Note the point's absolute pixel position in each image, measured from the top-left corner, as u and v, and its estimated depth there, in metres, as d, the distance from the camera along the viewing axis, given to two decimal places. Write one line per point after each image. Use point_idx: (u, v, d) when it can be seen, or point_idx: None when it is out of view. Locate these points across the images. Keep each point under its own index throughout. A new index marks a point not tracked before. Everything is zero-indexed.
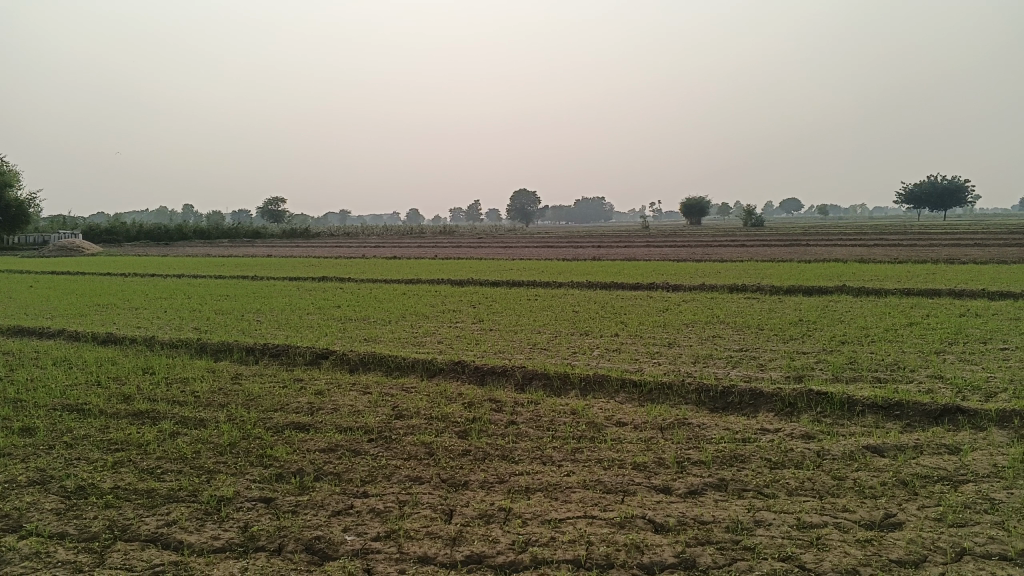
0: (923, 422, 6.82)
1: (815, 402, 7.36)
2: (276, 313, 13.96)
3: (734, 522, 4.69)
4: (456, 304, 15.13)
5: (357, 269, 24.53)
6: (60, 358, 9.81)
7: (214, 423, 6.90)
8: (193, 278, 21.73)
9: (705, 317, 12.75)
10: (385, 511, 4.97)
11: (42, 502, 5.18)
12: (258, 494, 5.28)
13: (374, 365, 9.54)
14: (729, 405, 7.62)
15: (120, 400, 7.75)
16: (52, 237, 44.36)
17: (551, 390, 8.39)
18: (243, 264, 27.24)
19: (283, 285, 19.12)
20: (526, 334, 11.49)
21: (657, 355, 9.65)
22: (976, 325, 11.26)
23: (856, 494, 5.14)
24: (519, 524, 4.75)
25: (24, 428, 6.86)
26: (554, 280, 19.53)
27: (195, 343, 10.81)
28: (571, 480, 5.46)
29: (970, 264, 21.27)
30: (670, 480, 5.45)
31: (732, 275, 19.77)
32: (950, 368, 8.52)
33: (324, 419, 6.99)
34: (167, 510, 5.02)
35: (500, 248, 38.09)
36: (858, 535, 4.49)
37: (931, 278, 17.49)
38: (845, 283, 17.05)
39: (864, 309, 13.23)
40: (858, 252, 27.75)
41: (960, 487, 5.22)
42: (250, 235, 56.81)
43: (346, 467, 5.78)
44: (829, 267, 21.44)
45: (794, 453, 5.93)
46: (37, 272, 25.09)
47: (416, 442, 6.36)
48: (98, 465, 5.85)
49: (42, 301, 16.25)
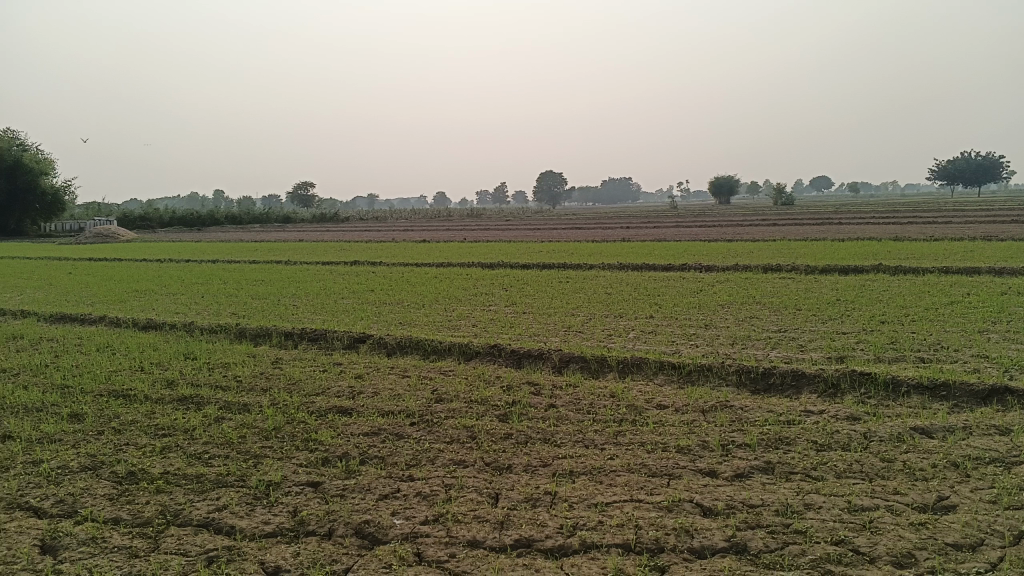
0: (971, 402, 6.71)
1: (859, 382, 7.27)
2: (311, 297, 14.04)
3: (784, 505, 4.65)
4: (489, 287, 15.15)
5: (387, 252, 24.60)
6: (103, 345, 9.95)
7: (257, 407, 6.97)
8: (226, 263, 21.95)
9: (741, 298, 12.65)
10: (431, 495, 5.00)
11: (95, 487, 5.27)
12: (305, 478, 5.33)
13: (411, 349, 9.57)
14: (771, 387, 7.56)
15: (164, 385, 7.85)
16: (87, 224, 45.01)
17: (589, 373, 8.37)
18: (275, 249, 27.44)
19: (316, 270, 19.23)
20: (561, 317, 11.47)
21: (694, 337, 9.59)
22: (1019, 303, 11.05)
23: (907, 477, 5.07)
24: (567, 508, 4.74)
25: (73, 414, 6.98)
26: (585, 262, 19.45)
27: (233, 328, 10.92)
28: (615, 463, 5.45)
29: (1010, 241, 20.89)
30: (716, 463, 5.41)
31: (766, 254, 19.58)
32: (996, 347, 8.37)
33: (366, 403, 7.03)
34: (217, 495, 5.09)
35: (529, 230, 38.00)
36: (911, 519, 4.43)
37: (970, 256, 17.19)
38: (881, 261, 16.81)
39: (902, 287, 13.04)
40: (893, 229, 27.33)
41: (1013, 468, 5.13)
42: (279, 220, 57.23)
43: (390, 451, 5.81)
44: (863, 245, 21.15)
45: (840, 435, 5.86)
46: (75, 259, 25.46)
47: (458, 425, 6.37)
48: (147, 451, 5.93)
49: (81, 288, 16.49)
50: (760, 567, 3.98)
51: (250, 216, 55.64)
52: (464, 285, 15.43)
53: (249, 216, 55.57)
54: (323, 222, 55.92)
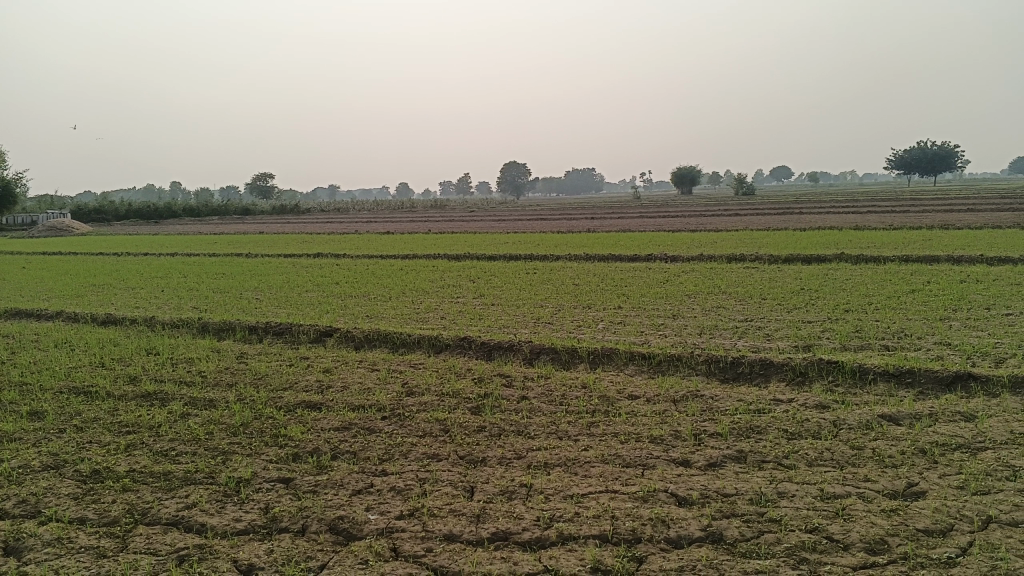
0: (935, 389, 6.82)
1: (826, 370, 7.37)
2: (275, 291, 13.86)
3: (757, 494, 4.69)
4: (456, 279, 15.08)
5: (352, 244, 24.37)
6: (61, 340, 9.72)
7: (224, 403, 6.85)
8: (187, 256, 21.57)
9: (707, 288, 12.72)
10: (406, 489, 4.95)
11: (58, 487, 5.13)
12: (276, 474, 5.25)
13: (379, 342, 9.48)
14: (740, 375, 7.61)
15: (127, 381, 7.68)
16: (41, 217, 43.98)
17: (559, 364, 8.36)
18: (237, 241, 27.02)
19: (280, 263, 19.00)
20: (529, 308, 11.45)
21: (663, 327, 9.63)
22: (978, 291, 11.26)
23: (877, 464, 5.13)
24: (542, 500, 4.72)
25: (32, 412, 6.79)
26: (551, 253, 19.45)
27: (196, 322, 10.73)
28: (589, 454, 5.44)
29: (966, 230, 21.33)
30: (689, 453, 5.43)
31: (729, 244, 19.75)
32: (958, 335, 8.52)
33: (335, 397, 6.95)
34: (186, 493, 4.99)
35: (494, 220, 37.90)
36: (883, 505, 4.48)
37: (929, 245, 17.49)
38: (843, 250, 17.02)
39: (864, 276, 13.22)
40: (854, 219, 27.72)
41: (979, 454, 5.22)
42: (240, 212, 56.49)
43: (362, 445, 5.75)
44: (825, 235, 21.42)
45: (810, 424, 5.92)
46: (28, 252, 24.83)
47: (430, 418, 6.32)
48: (112, 448, 5.80)
49: (37, 282, 16.10)
50: (737, 556, 4.00)
51: (209, 208, 54.73)
52: (430, 277, 15.33)
53: (209, 208, 54.66)
54: (284, 214, 55.29)
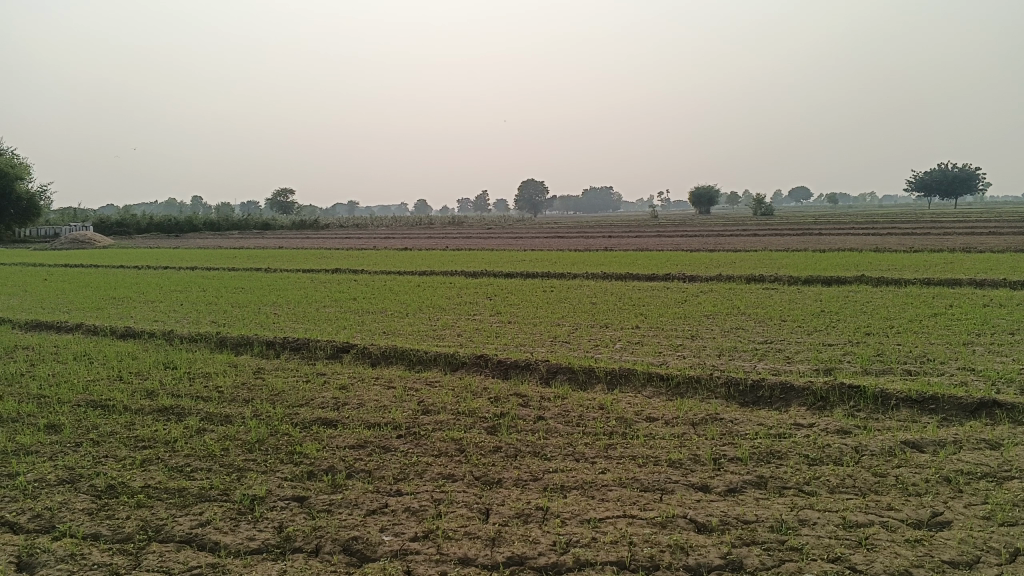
0: (959, 416, 6.70)
1: (847, 395, 7.26)
2: (292, 306, 13.88)
3: (778, 521, 4.60)
4: (472, 296, 15.06)
5: (370, 260, 24.46)
6: (80, 353, 9.76)
7: (240, 419, 6.83)
8: (206, 270, 21.68)
9: (726, 308, 12.63)
10: (420, 510, 4.90)
11: (73, 502, 5.12)
12: (291, 492, 5.21)
13: (396, 359, 9.46)
14: (760, 399, 7.51)
15: (144, 395, 7.68)
16: (63, 230, 44.45)
17: (577, 384, 8.29)
18: (256, 256, 27.18)
19: (297, 278, 19.06)
20: (547, 327, 11.40)
21: (681, 348, 9.55)
22: (1001, 315, 11.11)
23: (900, 493, 5.03)
24: (559, 524, 4.65)
25: (49, 425, 6.81)
26: (568, 271, 19.40)
27: (214, 337, 10.75)
28: (606, 477, 5.37)
29: (987, 253, 21.13)
30: (708, 477, 5.36)
31: (747, 265, 19.64)
32: (981, 360, 8.39)
33: (351, 415, 6.92)
34: (200, 510, 4.96)
35: (511, 238, 37.85)
36: (907, 536, 4.39)
37: (951, 268, 17.32)
38: (864, 272, 16.86)
39: (885, 299, 13.08)
40: (873, 240, 27.48)
41: (1005, 483, 5.11)
42: (260, 226, 56.93)
43: (377, 464, 5.70)
44: (845, 257, 21.27)
45: (832, 449, 5.82)
46: (51, 265, 25.06)
47: (446, 437, 6.28)
48: (127, 464, 5.78)
49: (57, 294, 16.22)
50: None
51: (228, 222, 55.08)
52: (448, 294, 15.32)
53: (229, 221, 55.07)
54: (303, 229, 55.68)
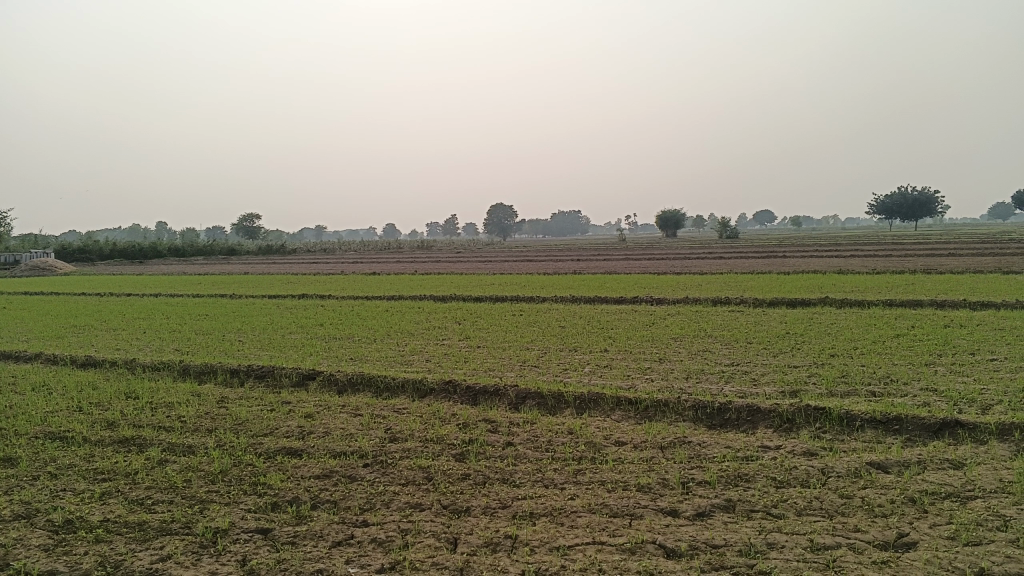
0: (923, 436, 6.77)
1: (813, 417, 7.32)
2: (258, 334, 13.68)
3: (746, 545, 4.60)
4: (441, 320, 15.02)
5: (337, 285, 24.30)
6: (39, 384, 9.53)
7: (203, 449, 6.71)
8: (170, 297, 21.36)
9: (693, 331, 12.71)
10: (387, 541, 4.83)
11: (29, 538, 4.97)
12: (255, 524, 5.12)
13: (362, 387, 9.35)
14: (727, 422, 7.54)
15: (105, 427, 7.51)
16: (25, 256, 43.86)
17: (545, 410, 8.25)
18: (221, 281, 26.87)
19: (264, 304, 18.88)
20: (516, 351, 11.37)
21: (648, 371, 9.56)
22: (962, 336, 11.28)
23: (866, 514, 5.06)
24: (528, 552, 4.62)
25: (5, 458, 6.63)
26: (537, 295, 19.42)
27: (177, 366, 10.57)
28: (575, 504, 5.34)
29: (948, 274, 21.44)
30: (677, 502, 5.35)
31: (714, 287, 19.87)
32: (943, 380, 8.49)
33: (317, 443, 6.82)
34: (161, 544, 4.85)
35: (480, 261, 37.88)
36: (874, 557, 4.41)
37: (911, 289, 17.61)
38: (828, 294, 17.06)
39: (848, 320, 13.28)
40: (838, 262, 27.90)
41: (969, 503, 5.16)
42: (225, 252, 56.56)
43: (343, 494, 5.63)
44: (810, 278, 21.57)
45: (799, 472, 5.85)
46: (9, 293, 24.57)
47: (413, 466, 6.21)
48: (86, 497, 5.64)
49: (16, 323, 15.91)
50: None
51: (195, 247, 54.50)
52: (416, 319, 15.26)
53: (194, 247, 54.66)
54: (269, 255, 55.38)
